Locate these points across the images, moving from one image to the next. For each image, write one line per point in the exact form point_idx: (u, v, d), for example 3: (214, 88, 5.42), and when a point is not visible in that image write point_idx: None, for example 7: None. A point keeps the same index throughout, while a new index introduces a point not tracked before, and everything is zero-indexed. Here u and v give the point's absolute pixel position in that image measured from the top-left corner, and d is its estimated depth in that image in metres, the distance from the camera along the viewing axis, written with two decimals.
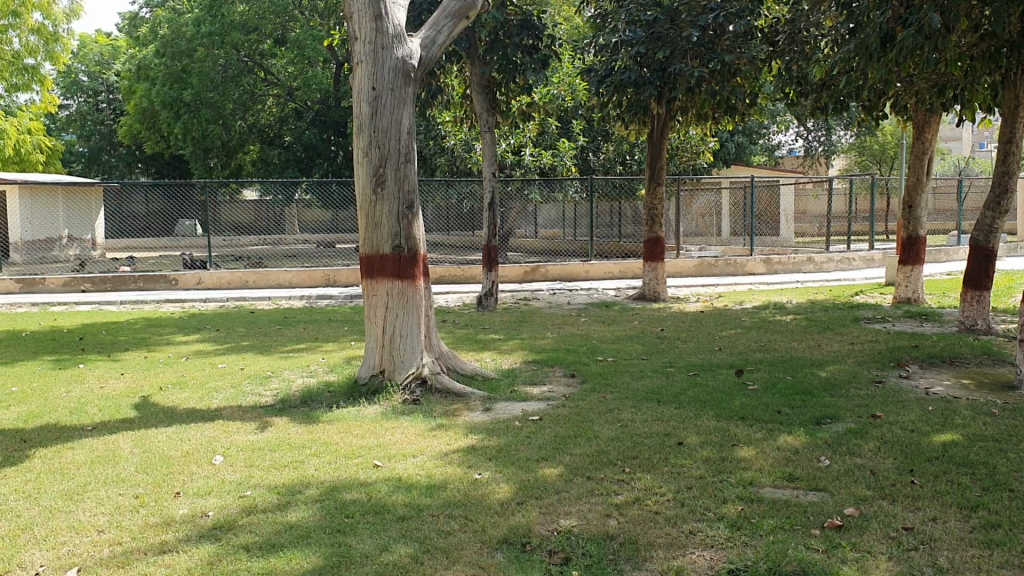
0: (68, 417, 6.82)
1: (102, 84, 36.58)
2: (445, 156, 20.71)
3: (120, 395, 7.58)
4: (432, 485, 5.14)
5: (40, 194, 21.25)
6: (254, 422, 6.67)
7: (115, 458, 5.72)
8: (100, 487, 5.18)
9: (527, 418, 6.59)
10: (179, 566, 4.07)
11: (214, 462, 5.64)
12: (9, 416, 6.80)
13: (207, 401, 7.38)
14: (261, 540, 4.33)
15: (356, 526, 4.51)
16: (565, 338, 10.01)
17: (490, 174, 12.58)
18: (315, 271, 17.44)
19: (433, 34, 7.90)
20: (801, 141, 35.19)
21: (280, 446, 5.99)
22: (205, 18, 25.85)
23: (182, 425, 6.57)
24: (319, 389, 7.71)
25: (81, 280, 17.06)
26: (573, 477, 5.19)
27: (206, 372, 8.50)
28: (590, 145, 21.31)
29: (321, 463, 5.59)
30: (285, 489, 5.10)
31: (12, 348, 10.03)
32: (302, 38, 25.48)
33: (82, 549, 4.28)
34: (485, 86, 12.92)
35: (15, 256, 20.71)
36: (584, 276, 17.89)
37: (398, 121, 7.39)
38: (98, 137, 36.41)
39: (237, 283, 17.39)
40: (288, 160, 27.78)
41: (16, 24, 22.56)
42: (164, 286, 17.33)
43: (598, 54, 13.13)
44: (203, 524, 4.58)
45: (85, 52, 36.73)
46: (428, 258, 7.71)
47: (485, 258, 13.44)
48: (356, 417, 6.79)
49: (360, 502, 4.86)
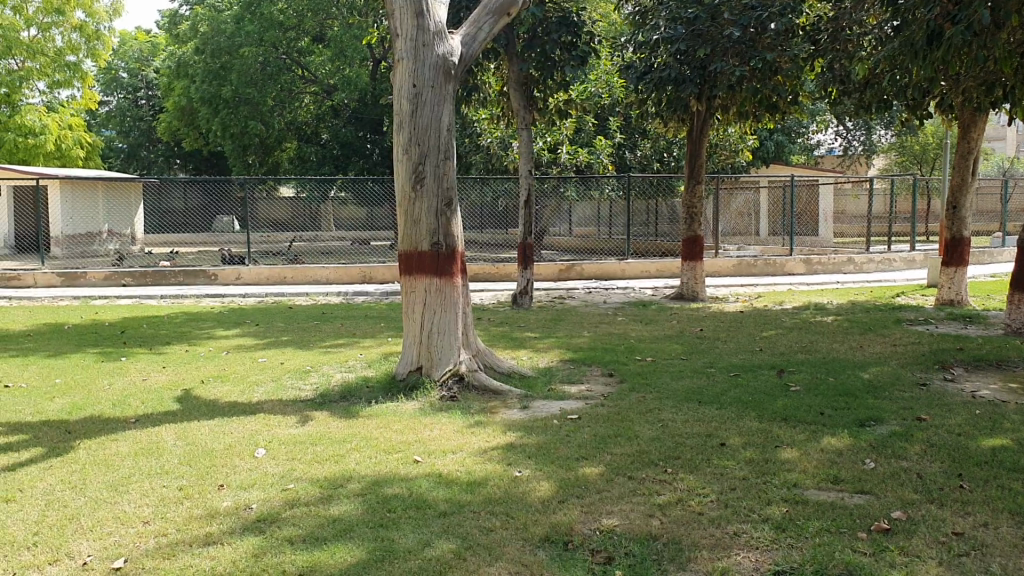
0: (113, 409, 6.90)
1: (141, 81, 37.14)
2: (481, 153, 20.79)
3: (162, 388, 7.66)
4: (473, 481, 5.14)
5: (79, 189, 21.62)
6: (295, 416, 6.70)
7: (159, 451, 5.77)
8: (144, 479, 5.23)
9: (566, 416, 6.57)
10: (224, 558, 4.09)
11: (255, 455, 5.67)
12: (55, 409, 6.89)
13: (248, 394, 7.42)
14: (306, 533, 4.35)
15: (398, 521, 4.52)
16: (603, 337, 9.96)
17: (526, 171, 12.57)
18: (352, 267, 17.55)
19: (474, 31, 7.90)
20: (841, 141, 34.92)
21: (322, 440, 6.01)
22: (246, 16, 26.13)
23: (224, 418, 6.61)
24: (357, 384, 7.73)
25: (123, 275, 17.29)
26: (615, 476, 5.17)
27: (246, 367, 8.55)
28: (627, 143, 21.25)
29: (362, 458, 5.61)
30: (328, 483, 5.12)
31: (56, 341, 10.15)
32: (341, 36, 25.74)
33: (128, 540, 4.33)
34: (522, 83, 12.88)
35: (55, 250, 21.12)
36: (621, 275, 17.82)
37: (439, 119, 7.40)
38: (137, 133, 36.87)
39: (275, 279, 17.56)
40: (325, 157, 27.73)
41: (60, 21, 23.56)
42: (203, 281, 17.49)
43: (637, 51, 13.11)
44: (247, 516, 4.62)
45: (125, 48, 37.30)
46: (466, 256, 7.71)
47: (520, 256, 13.42)
48: (396, 412, 6.80)
49: (401, 497, 4.87)
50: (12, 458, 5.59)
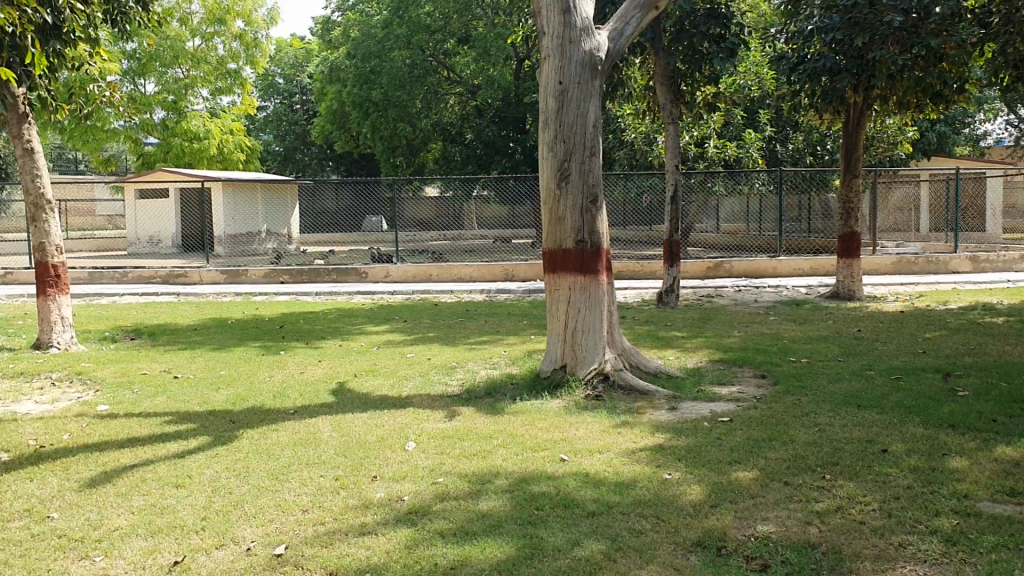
0: (273, 400, 7.20)
1: (296, 86, 38.93)
2: (626, 149, 20.64)
3: (318, 380, 7.94)
4: (622, 482, 5.08)
5: (240, 191, 22.81)
6: (443, 411, 6.81)
7: (316, 441, 5.97)
8: (302, 468, 5.41)
9: (716, 418, 6.40)
10: (379, 548, 4.18)
11: (406, 448, 5.79)
12: (220, 399, 7.25)
13: (398, 389, 7.60)
14: (456, 528, 4.40)
15: (546, 519, 4.51)
16: (754, 337, 9.68)
17: (672, 167, 12.35)
18: (496, 265, 17.75)
19: (622, 26, 7.82)
20: (1011, 130, 32.83)
21: (470, 435, 6.08)
22: (395, 19, 26.86)
23: (377, 411, 6.78)
24: (502, 381, 7.79)
25: (281, 272, 18.10)
26: (769, 481, 5.00)
27: (396, 362, 8.76)
28: (778, 136, 20.64)
29: (510, 454, 5.63)
30: (477, 478, 5.17)
31: (220, 335, 10.71)
32: (486, 36, 26.01)
33: (288, 527, 4.48)
34: (670, 77, 12.70)
35: (219, 249, 22.47)
36: (771, 273, 17.31)
37: (585, 115, 7.35)
38: (293, 136, 38.62)
39: (422, 276, 17.97)
40: (469, 156, 28.29)
41: (222, 31, 26.44)
42: (354, 278, 18.09)
43: (790, 41, 12.77)
44: (400, 508, 4.70)
45: (281, 55, 39.09)
46: (612, 253, 7.63)
47: (666, 253, 13.22)
48: (543, 410, 6.80)
49: (550, 495, 4.86)
50: (183, 444, 5.90)
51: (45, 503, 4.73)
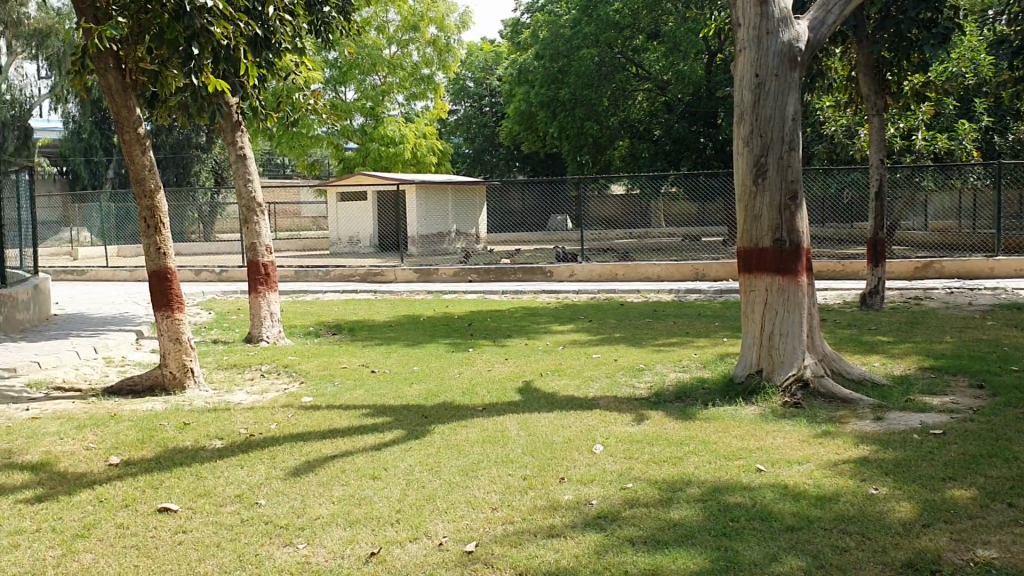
0: (462, 397, 7.32)
1: (486, 89, 39.77)
2: (824, 143, 19.74)
3: (506, 379, 8.01)
4: (822, 496, 4.80)
5: (432, 192, 23.54)
6: (631, 414, 6.69)
7: (504, 440, 6.01)
8: (491, 466, 5.45)
9: (928, 431, 5.95)
10: (568, 551, 4.13)
11: (594, 451, 5.72)
12: (413, 394, 7.45)
13: (585, 389, 7.55)
14: (646, 535, 4.29)
15: (741, 531, 4.32)
16: (969, 344, 8.96)
17: (878, 160, 11.73)
18: (684, 264, 17.40)
19: (823, 14, 7.42)
20: None
21: (659, 440, 5.94)
22: (583, 19, 26.94)
23: (565, 412, 6.75)
24: (693, 385, 7.57)
25: (469, 271, 18.51)
26: (990, 502, 4.57)
27: (582, 362, 8.72)
28: (996, 125, 19.12)
29: (701, 462, 5.45)
30: (667, 485, 5.03)
31: (412, 331, 11.06)
32: (676, 32, 25.68)
33: (479, 524, 4.51)
34: (874, 66, 12.05)
35: (412, 248, 23.28)
36: (987, 274, 16.05)
37: (783, 108, 7.03)
38: (482, 138, 39.55)
39: (608, 275, 17.88)
40: (656, 153, 27.80)
41: (416, 38, 27.43)
42: (541, 277, 18.24)
43: (1012, 24, 11.76)
44: (589, 511, 4.64)
45: (472, 59, 40.07)
46: (811, 253, 7.26)
47: (870, 253, 12.52)
48: (736, 416, 6.56)
49: (744, 506, 4.66)
50: (378, 437, 6.09)
51: (254, 489, 4.99)
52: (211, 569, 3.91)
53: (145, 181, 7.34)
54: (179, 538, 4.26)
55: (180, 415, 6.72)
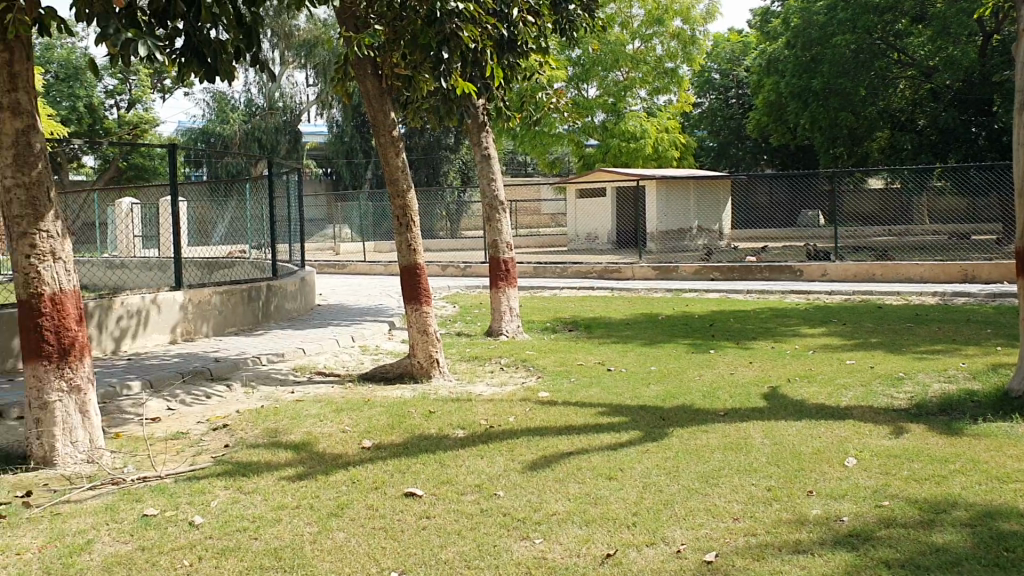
0: (703, 400, 7.10)
1: (733, 80, 38.73)
2: None
3: (750, 383, 7.69)
4: None
5: (674, 188, 23.23)
6: (889, 427, 6.20)
7: (747, 447, 5.75)
8: (733, 474, 5.22)
9: None
10: (815, 569, 3.85)
11: (847, 464, 5.34)
12: (652, 394, 7.32)
13: (836, 398, 7.09)
14: (904, 559, 3.93)
15: (1018, 564, 3.85)
16: None
17: None
18: (951, 265, 16.04)
19: None
20: None
21: (921, 456, 5.46)
22: (839, 4, 25.38)
23: (813, 421, 6.37)
24: (960, 398, 6.91)
25: (712, 269, 18.07)
26: None
27: (834, 368, 8.22)
28: None
29: (968, 483, 4.94)
30: (928, 506, 4.59)
31: (653, 330, 10.92)
32: (945, 13, 23.53)
33: (719, 534, 4.31)
34: None
35: (651, 245, 22.99)
36: None
37: None
38: (728, 131, 38.64)
39: (864, 275, 16.85)
40: (921, 144, 26.31)
41: (660, 32, 27.23)
42: (789, 277, 17.52)
43: None
44: (839, 529, 4.32)
45: (719, 50, 39.20)
46: None
47: None
48: (1012, 434, 5.91)
49: (1020, 535, 4.16)
50: (616, 437, 6.01)
51: (493, 481, 5.06)
52: (451, 556, 3.98)
53: (397, 181, 7.68)
54: (422, 524, 4.38)
55: (425, 404, 6.98)
